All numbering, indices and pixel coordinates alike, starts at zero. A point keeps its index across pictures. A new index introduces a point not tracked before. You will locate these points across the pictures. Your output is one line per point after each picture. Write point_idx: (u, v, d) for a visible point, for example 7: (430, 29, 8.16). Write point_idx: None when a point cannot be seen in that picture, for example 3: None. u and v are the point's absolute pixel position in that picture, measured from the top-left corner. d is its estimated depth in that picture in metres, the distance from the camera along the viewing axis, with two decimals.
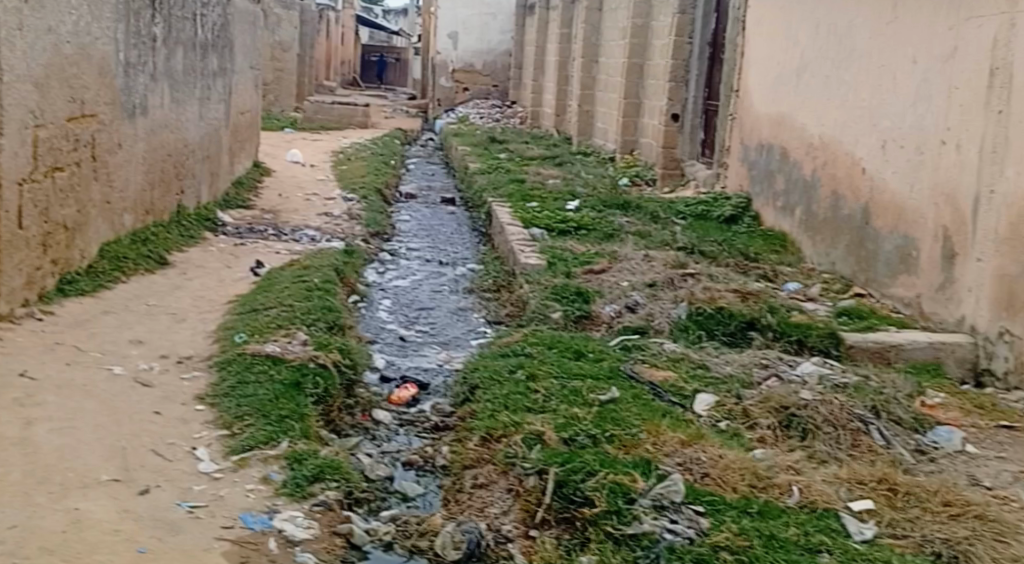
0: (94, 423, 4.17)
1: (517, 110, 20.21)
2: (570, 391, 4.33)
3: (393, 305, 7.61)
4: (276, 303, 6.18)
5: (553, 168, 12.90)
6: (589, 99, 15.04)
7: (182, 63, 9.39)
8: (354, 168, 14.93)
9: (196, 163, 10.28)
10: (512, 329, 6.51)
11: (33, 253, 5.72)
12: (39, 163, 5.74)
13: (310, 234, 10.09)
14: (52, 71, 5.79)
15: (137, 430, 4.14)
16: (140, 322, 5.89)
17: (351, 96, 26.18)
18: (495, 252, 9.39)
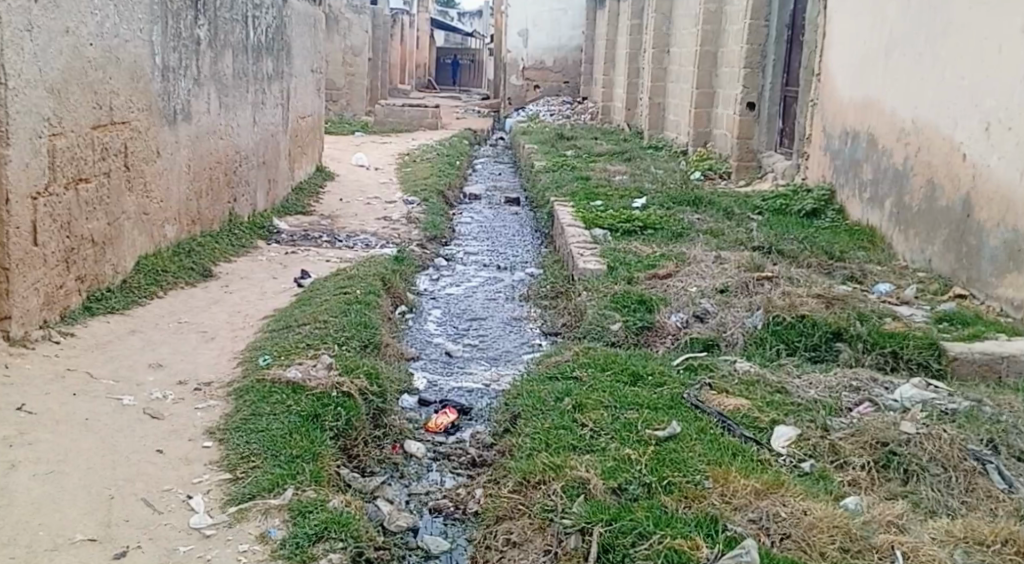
0: (84, 466, 3.50)
1: (588, 107, 19.52)
2: (624, 426, 3.73)
3: (443, 315, 7.02)
4: (309, 319, 5.51)
5: (621, 164, 12.23)
6: (660, 92, 14.31)
7: (233, 67, 8.93)
8: (418, 170, 14.46)
9: (250, 170, 9.80)
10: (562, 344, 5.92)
11: (54, 271, 4.93)
12: (56, 176, 4.95)
13: (366, 241, 9.57)
14: (72, 75, 5.01)
15: (131, 475, 3.47)
16: (165, 342, 5.07)
17: (423, 98, 25.74)
18: (554, 254, 8.76)
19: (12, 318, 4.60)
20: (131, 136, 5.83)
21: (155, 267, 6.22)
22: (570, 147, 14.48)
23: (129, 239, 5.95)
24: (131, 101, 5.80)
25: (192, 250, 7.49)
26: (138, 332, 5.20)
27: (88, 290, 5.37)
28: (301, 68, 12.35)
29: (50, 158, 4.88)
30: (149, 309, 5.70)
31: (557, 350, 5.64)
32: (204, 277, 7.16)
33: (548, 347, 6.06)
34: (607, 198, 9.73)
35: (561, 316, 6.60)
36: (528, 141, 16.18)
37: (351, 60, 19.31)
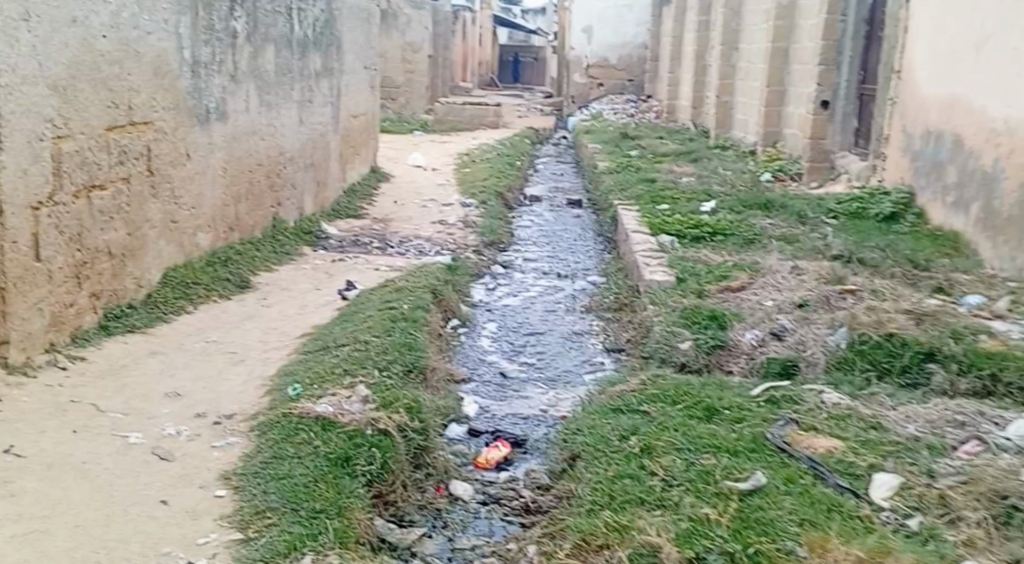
0: (73, 524, 3.38)
1: (654, 106, 18.88)
2: (701, 475, 3.40)
3: (498, 329, 6.55)
4: (349, 340, 5.33)
5: (688, 165, 11.73)
6: (728, 89, 13.71)
7: (274, 64, 8.68)
8: (477, 170, 14.04)
9: (297, 172, 9.54)
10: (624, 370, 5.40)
11: (60, 289, 5.35)
12: (62, 184, 5.37)
13: (418, 246, 9.20)
14: (79, 70, 5.43)
15: (125, 534, 3.35)
16: (188, 367, 5.35)
17: (488, 97, 25.32)
18: (617, 262, 8.24)
19: (11, 343, 4.99)
20: (128, 139, 6.16)
21: (184, 281, 6.80)
22: (634, 147, 13.94)
23: (138, 256, 6.33)
24: (147, 104, 6.38)
25: (225, 270, 7.37)
26: (150, 365, 5.36)
27: (105, 306, 5.93)
28: (352, 65, 11.96)
29: (56, 163, 5.31)
30: (171, 356, 5.54)
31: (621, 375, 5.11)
32: (240, 289, 7.22)
33: (614, 367, 5.54)
34: (670, 202, 9.24)
35: (626, 332, 6.05)
36: (591, 140, 15.67)
37: (411, 57, 18.99)
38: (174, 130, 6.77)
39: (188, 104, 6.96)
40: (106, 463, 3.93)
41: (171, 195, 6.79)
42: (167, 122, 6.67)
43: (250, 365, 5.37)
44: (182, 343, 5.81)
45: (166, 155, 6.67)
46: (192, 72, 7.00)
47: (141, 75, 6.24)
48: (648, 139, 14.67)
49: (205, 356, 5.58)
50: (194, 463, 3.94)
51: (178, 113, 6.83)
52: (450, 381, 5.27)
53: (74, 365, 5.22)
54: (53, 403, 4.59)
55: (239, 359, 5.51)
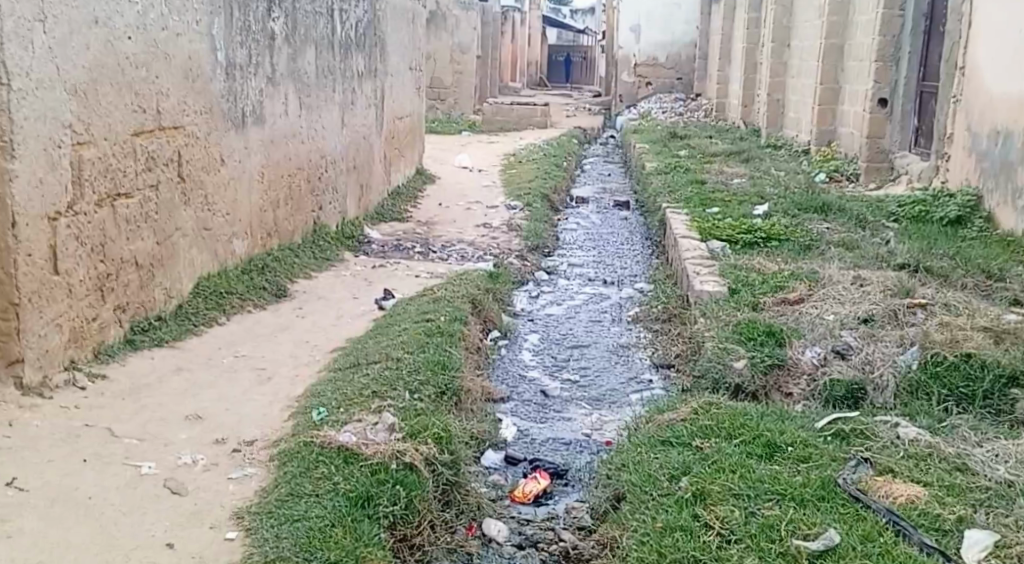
0: None
1: (702, 106, 18.42)
2: (767, 530, 3.08)
3: (541, 341, 6.17)
4: (382, 356, 5.01)
5: (741, 165, 11.29)
6: (780, 87, 13.24)
7: (316, 65, 8.40)
8: (523, 172, 13.69)
9: (339, 175, 9.25)
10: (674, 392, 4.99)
11: (80, 303, 5.12)
12: (83, 193, 5.10)
13: (461, 251, 8.87)
14: (101, 73, 5.14)
15: None
16: (215, 386, 5.07)
17: (536, 97, 24.93)
18: (666, 269, 7.83)
19: (26, 361, 4.73)
20: (157, 145, 5.83)
21: (216, 289, 6.48)
22: (683, 147, 13.51)
23: (168, 266, 6.03)
24: (178, 106, 6.06)
25: (261, 277, 7.05)
26: (174, 383, 5.10)
27: (132, 319, 5.67)
28: (397, 66, 11.67)
29: (77, 171, 5.03)
30: (198, 373, 5.26)
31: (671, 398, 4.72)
32: (277, 298, 6.91)
33: (664, 387, 5.14)
34: (723, 204, 8.79)
35: (676, 345, 5.63)
36: (639, 140, 15.25)
37: (458, 57, 18.67)
38: (207, 135, 6.47)
39: (221, 107, 6.67)
40: (114, 496, 3.67)
41: (204, 201, 6.47)
42: (199, 126, 6.37)
43: (278, 384, 5.06)
44: (209, 358, 5.53)
45: (198, 161, 6.36)
46: (226, 75, 6.71)
47: (170, 78, 5.92)
48: (698, 139, 14.24)
49: (233, 373, 5.28)
50: (208, 498, 3.66)
51: (212, 117, 6.53)
52: (487, 401, 4.92)
53: (94, 385, 4.98)
54: (65, 432, 4.40)
55: (267, 377, 5.21)
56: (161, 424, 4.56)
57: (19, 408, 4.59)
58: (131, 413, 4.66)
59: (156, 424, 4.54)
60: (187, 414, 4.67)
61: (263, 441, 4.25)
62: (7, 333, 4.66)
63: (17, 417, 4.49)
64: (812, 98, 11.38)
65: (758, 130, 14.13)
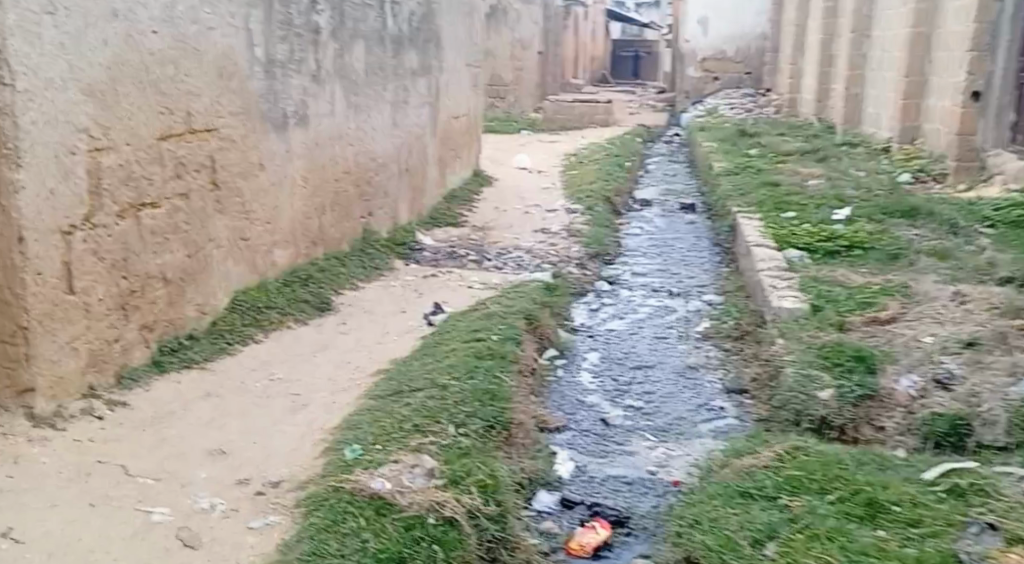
0: None
1: (773, 102, 17.73)
2: None
3: (601, 361, 5.67)
4: (426, 386, 4.61)
5: (817, 164, 10.66)
6: (858, 81, 12.55)
7: (365, 61, 8.00)
8: (584, 172, 13.22)
9: (391, 178, 8.88)
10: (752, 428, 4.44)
11: (99, 324, 4.90)
12: (102, 204, 4.88)
13: (517, 259, 8.40)
14: (120, 70, 4.90)
15: None
16: (238, 415, 4.86)
17: (601, 94, 24.35)
18: (737, 280, 7.29)
19: (38, 389, 4.58)
20: (187, 149, 5.54)
21: (254, 301, 6.22)
22: (753, 145, 12.89)
23: (201, 281, 5.76)
24: (210, 106, 5.74)
25: (304, 289, 6.72)
26: (200, 411, 4.90)
27: (160, 339, 5.44)
28: (452, 61, 11.26)
29: (94, 179, 4.81)
30: (229, 399, 5.06)
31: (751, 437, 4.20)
32: (320, 311, 6.58)
33: (739, 416, 4.61)
34: (797, 209, 8.22)
35: (749, 368, 5.09)
36: (706, 138, 14.64)
37: (519, 53, 18.22)
38: (243, 137, 6.11)
39: (261, 107, 6.29)
40: (119, 550, 3.46)
41: (240, 209, 6.15)
42: (236, 129, 6.02)
43: (312, 413, 4.81)
44: (241, 383, 5.31)
45: (234, 166, 6.03)
46: (266, 72, 6.32)
47: (202, 76, 5.60)
48: (769, 136, 13.59)
49: (265, 399, 5.08)
50: (222, 554, 3.47)
51: (249, 118, 6.17)
52: (541, 432, 4.45)
53: (112, 414, 4.78)
54: (75, 469, 4.21)
55: (301, 404, 4.95)
56: (181, 460, 4.33)
57: (29, 441, 4.42)
58: (149, 446, 4.47)
59: (175, 460, 4.32)
60: (210, 448, 4.44)
61: (290, 482, 3.97)
62: (16, 359, 4.52)
63: (24, 452, 4.31)
64: (895, 92, 10.70)
65: (833, 126, 13.46)
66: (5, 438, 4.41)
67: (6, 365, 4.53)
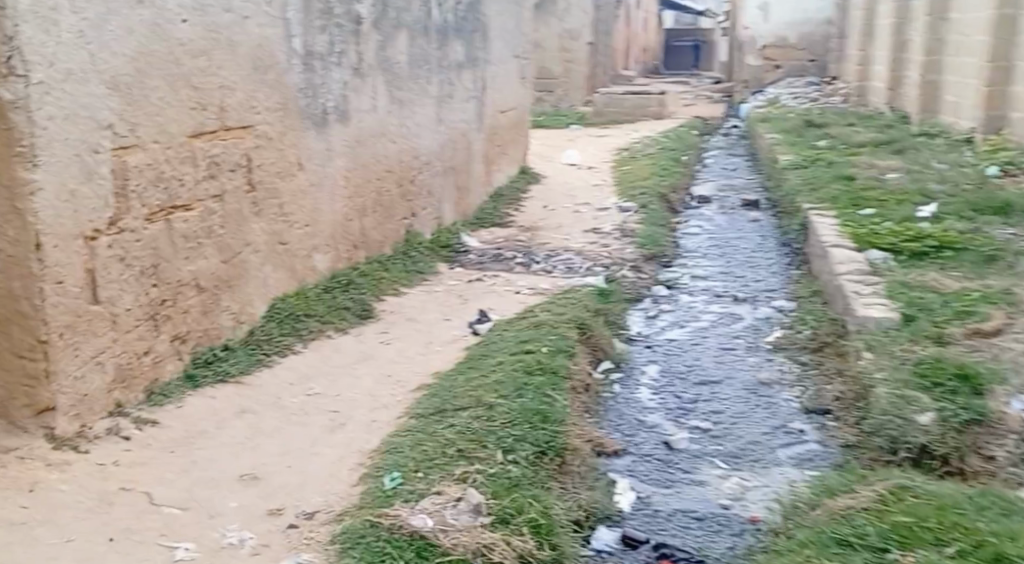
0: None
1: (839, 91, 17.13)
2: None
3: (662, 374, 5.35)
4: (472, 406, 4.32)
5: (892, 158, 10.06)
6: (935, 67, 11.97)
7: (408, 53, 7.66)
8: (638, 168, 12.82)
9: (432, 177, 8.61)
10: (839, 457, 4.15)
11: (127, 335, 4.59)
12: (129, 207, 4.56)
13: (567, 260, 8.43)
14: (146, 62, 4.58)
15: None
16: (273, 434, 4.53)
17: (655, 85, 23.87)
18: (815, 282, 6.80)
19: (59, 408, 4.26)
20: (221, 147, 5.21)
21: (293, 311, 5.93)
22: (822, 137, 12.39)
23: (236, 287, 5.46)
24: (246, 102, 5.41)
25: (344, 296, 6.50)
26: (234, 430, 4.56)
27: (194, 350, 5.14)
28: (499, 53, 10.91)
29: (121, 180, 4.50)
30: (264, 417, 4.74)
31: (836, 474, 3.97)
32: (361, 319, 6.36)
33: (820, 443, 4.29)
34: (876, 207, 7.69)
35: (832, 384, 4.77)
36: (770, 130, 14.15)
37: (568, 44, 17.81)
38: (281, 135, 5.78)
39: (300, 103, 5.95)
40: None
41: (278, 211, 5.83)
42: (273, 125, 5.69)
43: (352, 433, 4.49)
44: (278, 398, 5.00)
45: (271, 165, 5.70)
46: (305, 64, 5.98)
47: (236, 71, 5.27)
48: (837, 128, 13.04)
49: (303, 417, 4.77)
50: None
51: (287, 114, 5.83)
52: (597, 457, 4.17)
53: (141, 433, 4.46)
54: (96, 498, 3.89)
55: (340, 423, 4.65)
56: (211, 487, 3.98)
57: (47, 467, 4.09)
58: (178, 471, 4.13)
59: (204, 487, 3.98)
60: (243, 473, 4.10)
61: (326, 513, 3.71)
62: (35, 376, 4.19)
63: (42, 479, 3.98)
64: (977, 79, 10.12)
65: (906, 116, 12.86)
66: (23, 463, 4.10)
67: (24, 382, 4.21)
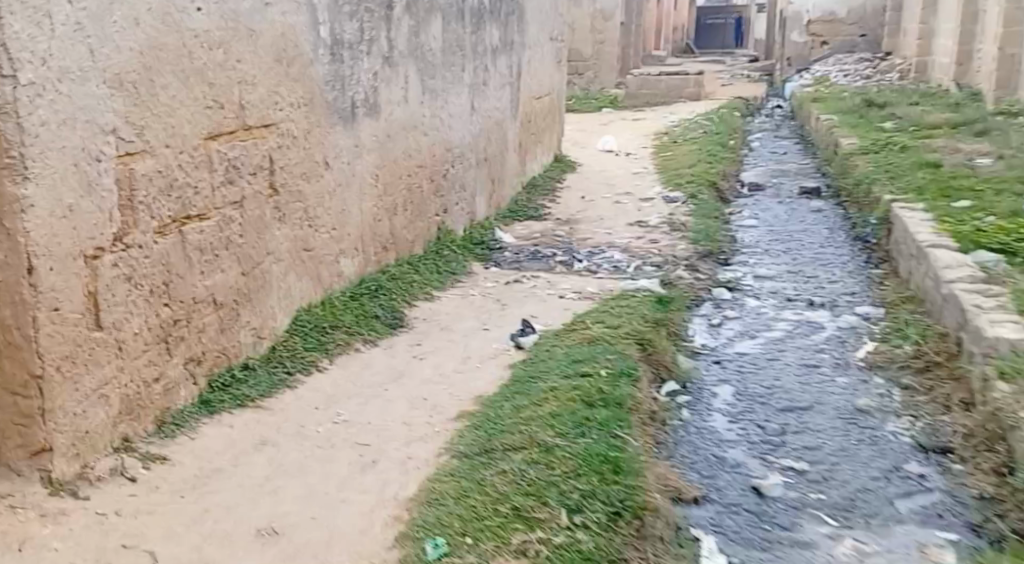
0: None
1: (896, 69, 16.51)
2: None
3: (734, 405, 5.30)
4: (528, 453, 3.88)
5: (977, 144, 10.63)
6: (1014, 38, 12.16)
7: (441, 39, 7.11)
8: (679, 155, 12.26)
9: (465, 170, 8.09)
10: (974, 510, 4.07)
11: (134, 363, 4.06)
12: (137, 219, 4.04)
13: (614, 261, 8.05)
14: (154, 56, 4.05)
15: None
16: (296, 474, 3.98)
17: (688, 64, 23.25)
18: (917, 297, 6.89)
19: (56, 448, 3.71)
20: (240, 150, 4.69)
21: (318, 322, 5.40)
22: (888, 121, 12.38)
23: (257, 300, 4.93)
24: (268, 97, 4.87)
25: (373, 303, 5.97)
26: (254, 468, 4.02)
27: (210, 372, 4.60)
28: (534, 36, 10.33)
29: (126, 190, 3.97)
30: (287, 450, 4.20)
31: (983, 544, 3.82)
32: (392, 329, 5.84)
33: (943, 498, 4.17)
34: (976, 217, 7.70)
35: (953, 424, 4.81)
36: (824, 111, 13.76)
37: (599, 25, 17.17)
38: (306, 133, 5.25)
39: (327, 96, 5.41)
40: None
41: (303, 216, 5.31)
42: (298, 123, 5.16)
43: (384, 475, 3.97)
44: (301, 427, 4.45)
45: (295, 166, 5.17)
46: (331, 54, 5.44)
47: (257, 64, 4.74)
48: (904, 118, 12.50)
49: (329, 451, 4.23)
50: None
51: (313, 110, 5.30)
52: (673, 504, 3.99)
53: (148, 473, 3.90)
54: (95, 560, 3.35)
55: (370, 461, 4.11)
56: (226, 545, 3.44)
57: (41, 518, 3.55)
58: (189, 523, 3.59)
59: (217, 546, 3.44)
60: (261, 525, 3.57)
61: None
62: (29, 414, 3.65)
63: (33, 535, 3.45)
64: None
65: (977, 93, 13.11)
66: (12, 512, 3.55)
67: (18, 420, 3.66)
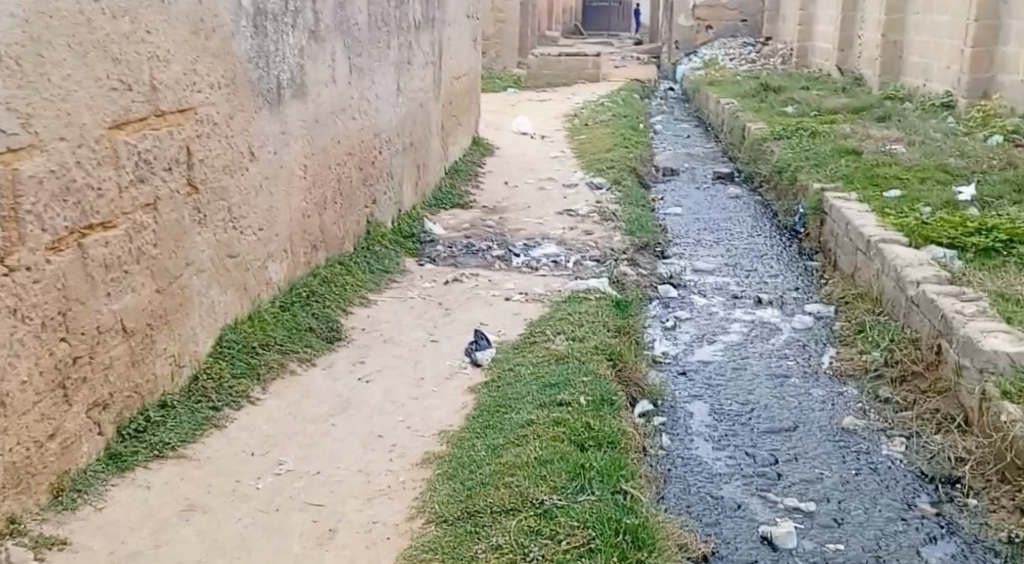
0: None
1: (780, 52, 16.17)
2: None
3: (712, 427, 4.74)
4: (528, 524, 3.21)
5: (877, 128, 10.13)
6: (897, 26, 11.77)
7: (367, 14, 6.31)
8: (597, 139, 11.63)
9: (393, 156, 7.31)
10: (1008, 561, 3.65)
11: (18, 419, 3.21)
12: (24, 235, 3.19)
13: (551, 254, 7.38)
14: (42, 25, 3.20)
15: None
16: (236, 555, 3.21)
17: (577, 46, 22.67)
18: (869, 295, 6.37)
19: None
20: (153, 140, 3.86)
21: (249, 344, 4.59)
22: (789, 105, 11.96)
23: (175, 323, 4.11)
24: (183, 77, 4.03)
25: (307, 313, 5.17)
26: (181, 549, 3.23)
27: (119, 417, 3.77)
28: (453, 12, 9.53)
29: (9, 198, 3.12)
30: (221, 519, 3.42)
31: None
32: (330, 343, 5.05)
33: (964, 544, 3.77)
34: (911, 207, 7.23)
35: (949, 453, 4.34)
36: (721, 96, 13.31)
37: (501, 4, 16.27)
38: (228, 120, 4.43)
39: (251, 76, 4.59)
40: None
41: (227, 218, 4.50)
42: (218, 106, 4.33)
43: (348, 553, 3.23)
44: (237, 483, 3.67)
45: (217, 158, 4.34)
46: (255, 27, 4.61)
47: (170, 35, 3.90)
48: (802, 103, 12.00)
49: (273, 516, 3.46)
50: None
51: (236, 92, 4.48)
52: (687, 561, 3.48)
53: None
54: None
55: (328, 531, 3.37)
56: None
57: None
58: None
59: None
60: None
61: None
62: None
63: None
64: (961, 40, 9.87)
65: (860, 78, 12.72)
66: None
67: None
